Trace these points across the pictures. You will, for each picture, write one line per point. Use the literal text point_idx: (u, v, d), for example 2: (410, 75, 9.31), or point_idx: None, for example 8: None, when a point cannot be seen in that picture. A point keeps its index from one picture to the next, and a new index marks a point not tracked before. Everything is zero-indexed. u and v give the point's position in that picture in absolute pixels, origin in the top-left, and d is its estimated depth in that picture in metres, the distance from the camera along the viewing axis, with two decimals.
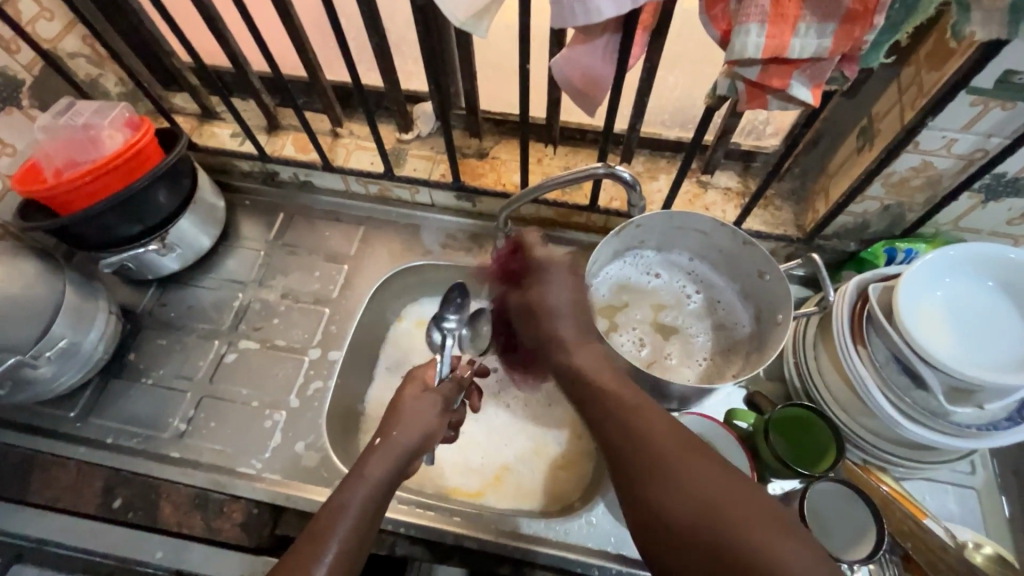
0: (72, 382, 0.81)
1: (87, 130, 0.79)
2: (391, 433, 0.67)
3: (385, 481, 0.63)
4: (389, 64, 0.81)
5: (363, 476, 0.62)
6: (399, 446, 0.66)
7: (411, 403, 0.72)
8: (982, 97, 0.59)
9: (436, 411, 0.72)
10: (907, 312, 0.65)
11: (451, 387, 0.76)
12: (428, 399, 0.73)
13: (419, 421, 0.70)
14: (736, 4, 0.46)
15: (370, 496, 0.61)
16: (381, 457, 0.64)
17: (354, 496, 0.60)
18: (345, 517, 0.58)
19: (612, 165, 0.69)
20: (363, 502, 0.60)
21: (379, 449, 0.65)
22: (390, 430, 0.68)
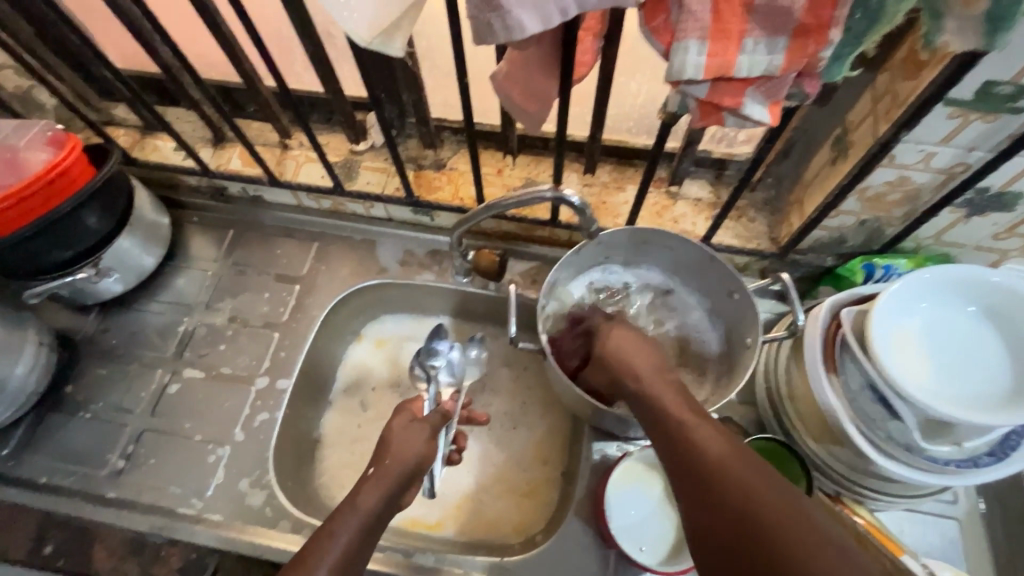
0: (3, 418, 0.76)
1: (4, 151, 0.74)
2: (384, 460, 0.61)
3: (379, 509, 0.57)
4: (330, 74, 0.76)
5: (355, 504, 0.57)
6: (394, 474, 0.60)
7: (401, 429, 0.65)
8: (961, 109, 0.54)
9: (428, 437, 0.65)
10: (881, 341, 0.60)
11: (438, 416, 0.68)
12: (417, 424, 0.66)
13: (413, 440, 0.64)
14: (675, 15, 0.40)
15: (365, 523, 0.56)
16: (373, 485, 0.59)
17: (347, 524, 0.55)
18: (337, 541, 0.53)
19: (560, 189, 0.64)
20: (354, 532, 0.55)
21: (374, 477, 0.59)
22: (383, 457, 0.62)
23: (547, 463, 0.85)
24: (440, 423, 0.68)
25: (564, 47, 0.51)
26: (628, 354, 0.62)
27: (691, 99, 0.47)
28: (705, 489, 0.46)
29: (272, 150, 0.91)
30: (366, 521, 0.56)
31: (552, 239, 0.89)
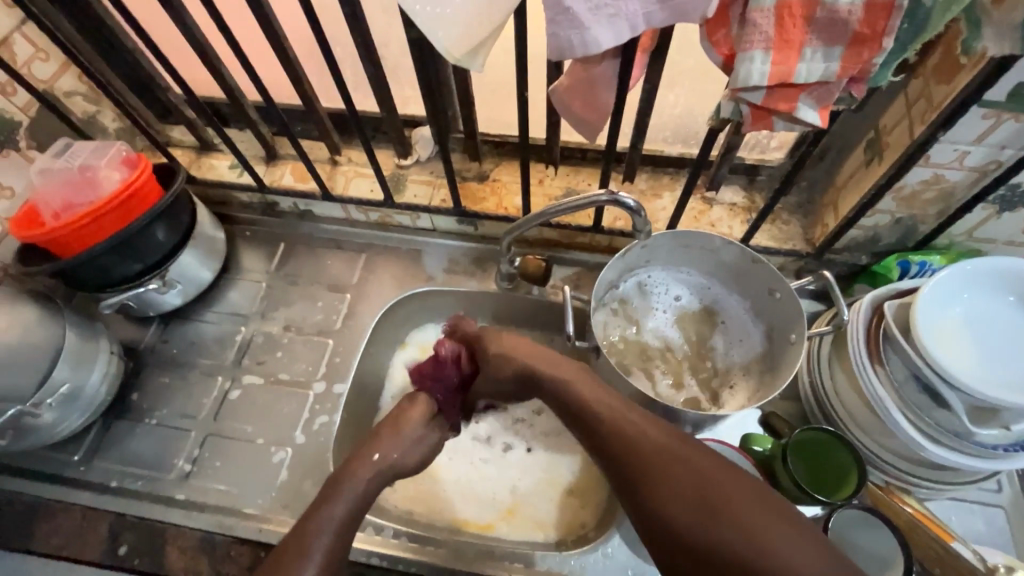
0: (75, 425, 0.80)
1: (84, 172, 0.79)
2: (384, 451, 0.66)
3: (370, 489, 0.62)
4: (386, 93, 0.80)
5: (348, 486, 0.61)
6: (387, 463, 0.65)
7: (411, 429, 0.69)
8: (994, 110, 0.58)
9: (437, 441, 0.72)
10: (926, 331, 0.63)
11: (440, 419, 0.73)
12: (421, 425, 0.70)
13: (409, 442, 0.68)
14: (738, 28, 0.45)
15: (353, 506, 0.60)
16: (368, 470, 0.63)
17: (337, 507, 0.59)
18: (330, 524, 0.57)
19: (615, 192, 0.68)
20: (348, 511, 0.59)
21: (369, 465, 0.64)
22: (382, 447, 0.66)
23: (593, 463, 0.88)
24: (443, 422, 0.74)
25: (624, 61, 0.55)
26: (519, 357, 0.69)
27: (746, 105, 0.51)
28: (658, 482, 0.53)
29: (323, 166, 0.96)
30: (354, 501, 0.60)
31: (592, 245, 0.92)
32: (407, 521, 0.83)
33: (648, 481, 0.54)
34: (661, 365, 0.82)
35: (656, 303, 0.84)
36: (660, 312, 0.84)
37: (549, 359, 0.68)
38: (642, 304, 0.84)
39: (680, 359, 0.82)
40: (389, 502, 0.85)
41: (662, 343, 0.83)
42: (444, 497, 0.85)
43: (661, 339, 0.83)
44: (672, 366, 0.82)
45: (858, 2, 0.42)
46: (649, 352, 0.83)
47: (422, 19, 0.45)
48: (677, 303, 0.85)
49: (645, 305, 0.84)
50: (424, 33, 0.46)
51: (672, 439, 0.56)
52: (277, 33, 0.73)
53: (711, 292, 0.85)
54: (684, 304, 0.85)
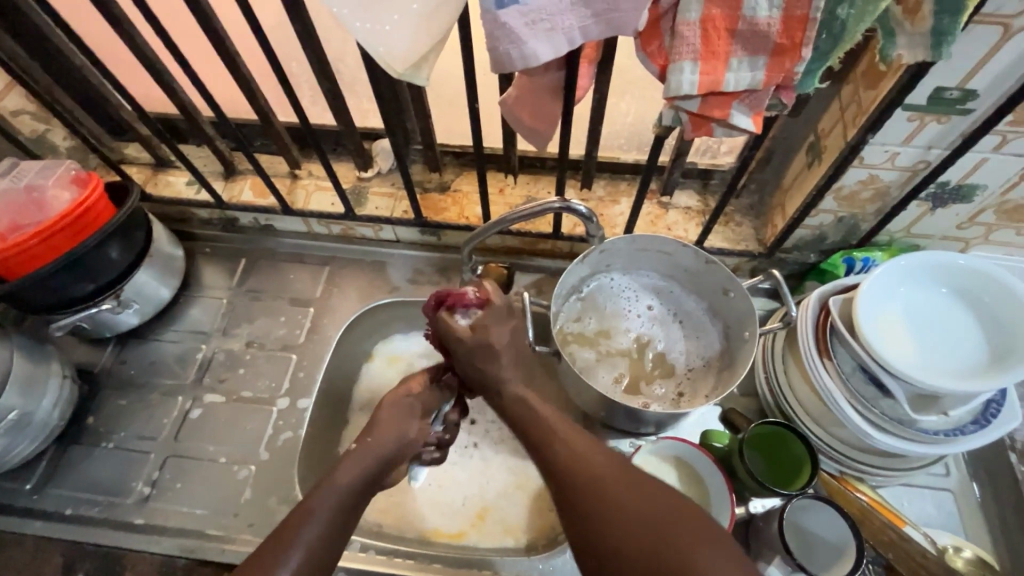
0: (27, 452, 0.78)
1: (30, 192, 0.77)
2: (369, 436, 0.66)
3: (358, 485, 0.60)
4: (342, 107, 0.80)
5: (333, 480, 0.60)
6: (375, 453, 0.64)
7: (391, 407, 0.69)
8: (917, 113, 0.61)
9: (415, 421, 0.69)
10: (868, 324, 0.66)
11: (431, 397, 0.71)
12: (408, 403, 0.69)
13: (401, 427, 0.67)
14: (669, 41, 0.47)
15: (341, 499, 0.58)
16: (355, 459, 0.62)
17: (328, 495, 0.58)
18: (313, 519, 0.55)
19: (568, 199, 0.70)
20: (334, 504, 0.57)
21: (353, 455, 0.63)
22: (369, 434, 0.66)
23: None
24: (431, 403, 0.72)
25: (568, 72, 0.57)
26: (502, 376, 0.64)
27: (683, 113, 0.53)
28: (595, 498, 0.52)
29: (282, 180, 0.95)
30: (342, 495, 0.58)
31: (554, 252, 0.94)
32: (377, 534, 0.83)
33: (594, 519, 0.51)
34: (626, 364, 0.83)
35: (617, 305, 0.86)
36: (633, 319, 0.86)
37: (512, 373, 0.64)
38: (613, 306, 0.86)
39: (642, 358, 0.84)
40: (358, 516, 0.84)
41: (624, 344, 0.84)
42: (413, 507, 0.85)
43: (631, 341, 0.85)
44: (638, 366, 0.83)
45: (776, 15, 0.44)
46: (614, 350, 0.84)
47: (361, 35, 0.45)
48: (650, 312, 0.86)
49: (614, 308, 0.86)
50: (365, 49, 0.47)
51: (620, 469, 0.54)
52: (228, 50, 0.73)
53: (683, 302, 0.86)
54: (657, 313, 0.86)
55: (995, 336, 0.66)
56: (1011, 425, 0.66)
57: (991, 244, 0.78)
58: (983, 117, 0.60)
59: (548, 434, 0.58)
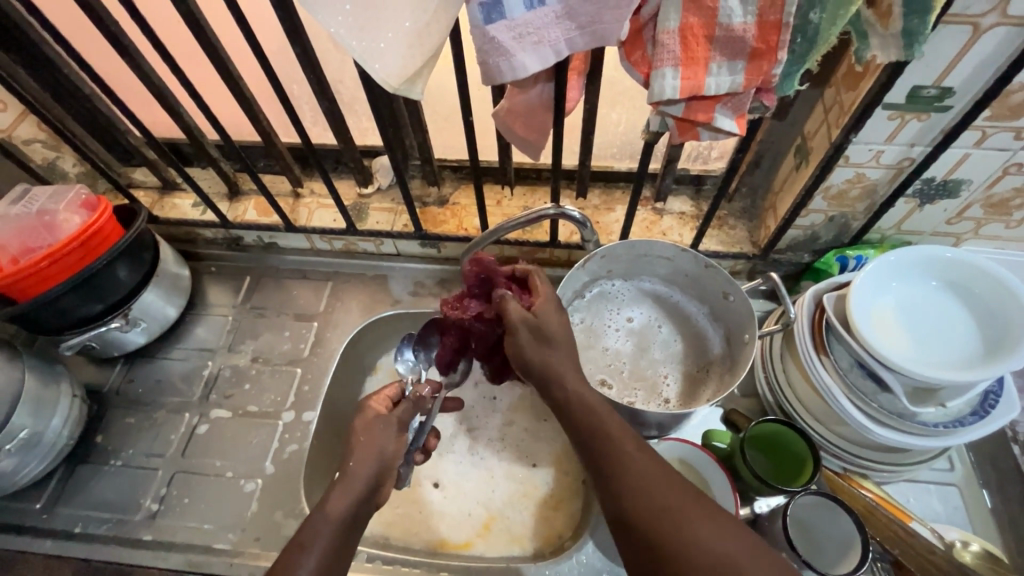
0: (37, 471, 0.79)
1: (42, 217, 0.79)
2: (349, 462, 0.61)
3: (349, 515, 0.58)
4: (342, 126, 0.83)
5: (327, 515, 0.57)
6: (362, 477, 0.60)
7: (365, 428, 0.64)
8: (898, 111, 0.63)
9: (394, 436, 0.65)
10: (862, 320, 0.67)
11: (408, 409, 0.68)
12: (382, 420, 0.65)
13: (380, 443, 0.63)
14: (652, 50, 0.49)
15: (332, 540, 0.56)
16: (340, 491, 0.59)
17: (317, 535, 0.55)
18: (309, 555, 0.54)
19: (562, 206, 0.71)
20: (330, 541, 0.55)
21: (341, 484, 0.59)
22: (349, 459, 0.62)
23: (567, 472, 0.89)
24: (408, 414, 0.68)
25: (557, 84, 0.59)
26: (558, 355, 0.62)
27: (669, 118, 0.55)
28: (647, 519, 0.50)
29: (285, 199, 0.98)
30: (335, 532, 0.56)
31: (552, 260, 0.95)
32: (383, 546, 0.83)
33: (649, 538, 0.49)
34: (608, 372, 0.83)
35: (614, 310, 0.88)
36: (611, 331, 0.87)
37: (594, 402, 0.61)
38: (604, 314, 0.87)
39: (639, 362, 0.85)
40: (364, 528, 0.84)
41: (621, 348, 0.86)
42: (419, 518, 0.86)
43: (609, 350, 0.85)
44: (618, 374, 0.83)
45: (750, 21, 0.47)
46: (611, 352, 0.85)
47: (357, 53, 0.47)
48: (629, 324, 0.87)
49: (599, 317, 0.87)
50: (361, 66, 0.48)
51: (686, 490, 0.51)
52: (232, 76, 0.76)
53: (664, 312, 0.88)
54: (636, 325, 0.87)
55: (988, 327, 0.67)
56: (1010, 415, 0.66)
57: (981, 239, 0.80)
58: (961, 113, 0.61)
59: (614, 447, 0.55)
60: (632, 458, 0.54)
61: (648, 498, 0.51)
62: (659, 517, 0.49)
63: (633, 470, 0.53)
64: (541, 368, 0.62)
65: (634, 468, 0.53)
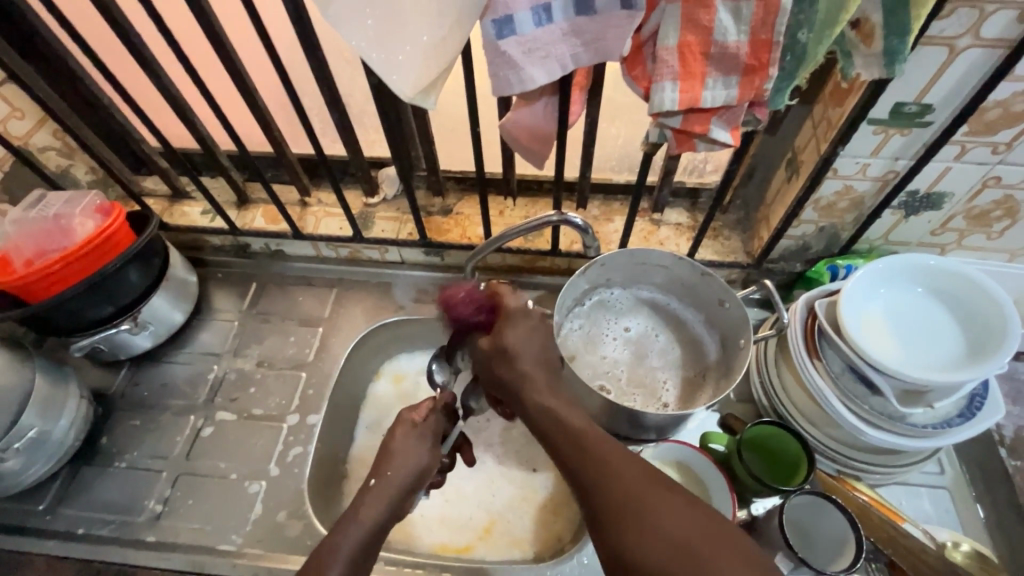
0: (41, 473, 0.79)
1: (58, 220, 0.81)
2: (386, 471, 0.63)
3: (380, 524, 0.60)
4: (352, 137, 0.86)
5: (358, 521, 0.59)
6: (395, 485, 0.63)
7: (401, 437, 0.67)
8: (881, 126, 0.66)
9: (430, 447, 0.67)
10: (851, 325, 0.70)
11: (436, 422, 0.69)
12: (417, 434, 0.67)
13: (416, 455, 0.65)
14: (652, 66, 0.53)
15: (361, 546, 0.57)
16: (375, 498, 0.61)
17: (344, 543, 0.57)
18: (335, 561, 0.55)
19: (564, 212, 0.74)
20: (356, 547, 0.57)
21: (375, 490, 0.62)
22: (386, 467, 0.64)
23: (567, 477, 0.90)
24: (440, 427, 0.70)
25: (561, 97, 0.63)
26: (524, 370, 0.59)
27: (668, 129, 0.58)
28: (610, 507, 0.49)
29: (293, 208, 1.00)
30: (364, 540, 0.58)
31: (552, 269, 0.98)
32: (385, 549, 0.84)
33: (615, 526, 0.48)
34: (606, 379, 0.85)
35: (613, 318, 0.90)
36: (608, 340, 0.89)
37: (603, 447, 0.53)
38: (603, 321, 0.90)
39: (635, 368, 0.87)
40: None
41: (617, 355, 0.88)
42: (421, 522, 0.87)
43: (604, 357, 0.87)
44: (616, 381, 0.85)
45: (743, 39, 0.50)
46: (608, 358, 0.87)
47: (377, 65, 0.50)
48: (626, 333, 0.90)
49: (599, 325, 0.89)
50: (380, 78, 0.52)
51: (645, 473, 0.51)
52: (248, 88, 0.79)
53: (661, 320, 0.91)
54: (633, 334, 0.89)
55: (972, 332, 0.70)
56: (996, 415, 0.69)
57: (965, 250, 0.83)
58: (941, 128, 0.65)
59: (575, 435, 0.55)
60: (603, 463, 0.52)
61: (611, 484, 0.50)
62: (620, 503, 0.49)
63: (595, 459, 0.52)
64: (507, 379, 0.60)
65: (589, 454, 0.53)
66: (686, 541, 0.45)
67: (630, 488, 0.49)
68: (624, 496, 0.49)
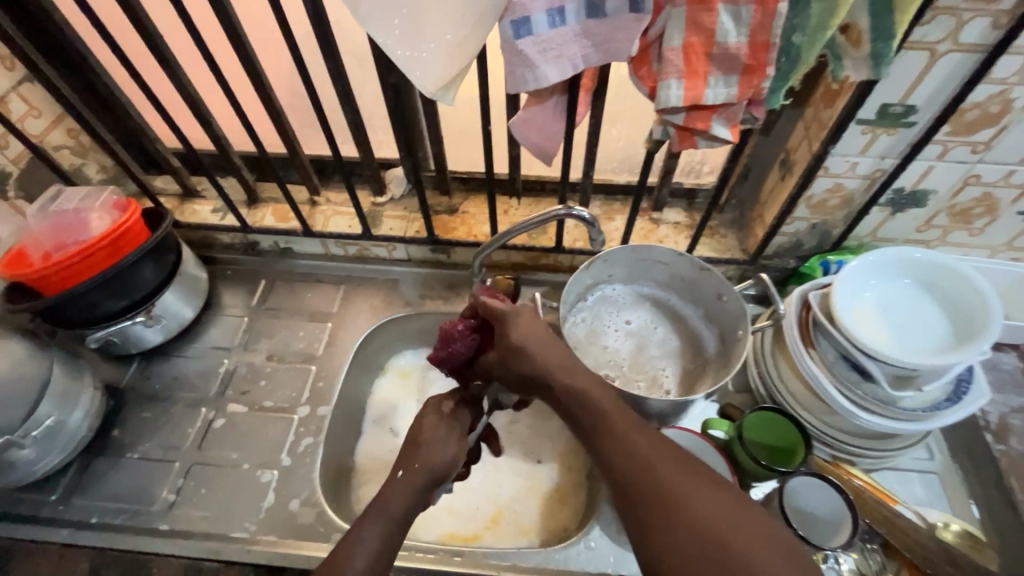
0: (54, 463, 0.80)
1: (77, 215, 0.83)
2: (413, 464, 0.63)
3: (405, 516, 0.60)
4: (364, 137, 0.89)
5: (384, 513, 0.59)
6: (420, 479, 0.63)
7: (431, 430, 0.68)
8: (869, 126, 0.71)
9: (456, 442, 0.68)
10: (844, 314, 0.73)
11: (462, 415, 0.72)
12: (444, 427, 0.68)
13: (441, 448, 0.66)
14: (657, 66, 0.57)
15: (386, 538, 0.57)
16: (400, 490, 0.61)
17: (372, 532, 0.57)
18: (363, 550, 0.55)
19: (571, 206, 0.77)
20: (384, 538, 0.57)
21: (402, 483, 0.62)
22: (413, 460, 0.64)
23: (571, 467, 0.92)
24: (465, 420, 0.72)
25: (570, 97, 0.66)
26: (539, 360, 0.61)
27: (671, 126, 0.62)
28: (645, 499, 0.51)
29: (302, 206, 1.03)
30: (391, 531, 0.58)
31: (556, 266, 1.01)
32: None
33: (650, 517, 0.50)
34: (610, 368, 0.88)
35: (615, 311, 0.94)
36: (610, 331, 0.92)
37: (640, 439, 0.55)
38: (606, 315, 0.93)
39: (638, 359, 0.90)
40: None
41: (620, 346, 0.91)
42: (431, 512, 0.88)
43: (608, 349, 0.90)
44: (619, 370, 0.88)
45: (743, 40, 0.54)
46: (611, 349, 0.90)
47: (402, 61, 0.53)
48: (627, 326, 0.93)
49: (601, 318, 0.93)
50: (404, 73, 0.55)
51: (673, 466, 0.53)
52: (265, 88, 0.82)
53: (661, 314, 0.94)
54: (634, 327, 0.93)
55: (958, 321, 0.73)
56: (981, 400, 0.73)
57: (949, 246, 0.88)
58: (924, 128, 0.70)
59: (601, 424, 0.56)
60: (640, 454, 0.54)
61: (647, 476, 0.52)
62: (657, 492, 0.51)
63: (629, 451, 0.54)
64: (526, 372, 0.62)
65: (622, 446, 0.55)
66: (725, 536, 0.47)
67: (669, 482, 0.51)
68: (661, 486, 0.51)
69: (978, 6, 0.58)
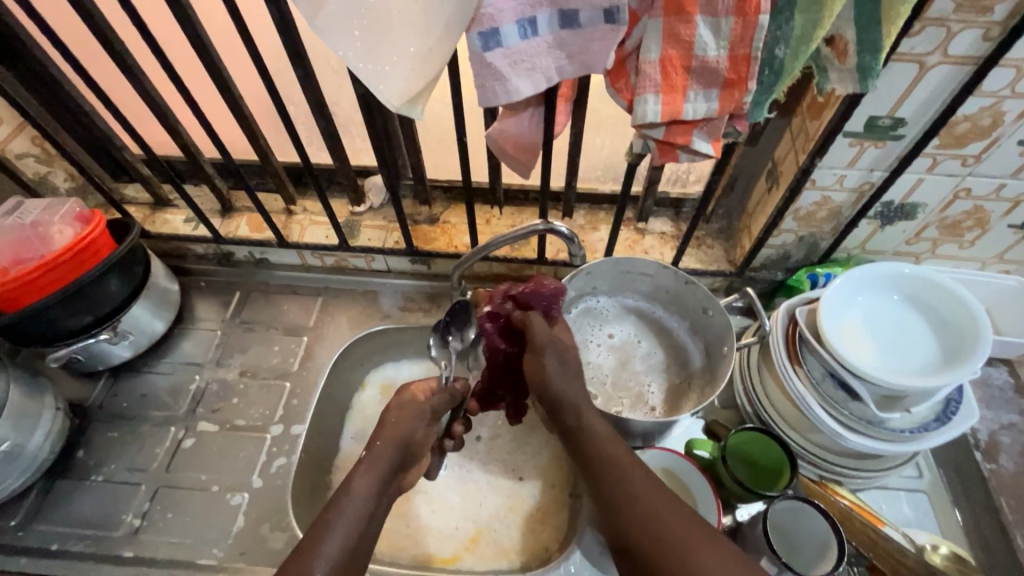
0: (14, 487, 0.77)
1: (36, 229, 0.80)
2: (377, 441, 0.62)
3: (374, 494, 0.58)
4: (338, 145, 0.86)
5: (351, 493, 0.57)
6: (388, 458, 0.61)
7: (398, 411, 0.66)
8: (857, 139, 0.68)
9: (424, 423, 0.66)
10: (832, 333, 0.71)
11: (441, 399, 0.69)
12: (416, 409, 0.66)
13: (409, 427, 0.64)
14: (635, 79, 0.54)
15: (358, 520, 0.56)
16: (366, 470, 0.59)
17: (343, 513, 0.55)
18: (333, 532, 0.54)
19: (550, 221, 0.75)
20: (355, 517, 0.55)
21: (365, 464, 0.60)
22: (376, 438, 0.63)
23: (554, 485, 0.90)
24: (442, 406, 0.69)
25: (547, 109, 0.63)
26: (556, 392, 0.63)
27: (651, 140, 0.59)
28: (647, 542, 0.51)
29: (278, 216, 0.99)
30: (362, 511, 0.56)
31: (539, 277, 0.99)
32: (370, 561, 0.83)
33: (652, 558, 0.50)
34: (591, 385, 0.86)
35: (598, 324, 0.91)
36: (592, 346, 0.89)
37: (641, 480, 0.55)
38: (588, 329, 0.90)
39: (621, 374, 0.88)
40: None
41: (602, 361, 0.89)
42: (410, 533, 0.86)
43: (590, 364, 0.88)
44: (603, 388, 0.86)
45: (723, 53, 0.51)
46: (593, 365, 0.88)
47: (366, 74, 0.51)
48: (610, 340, 0.90)
49: (583, 333, 0.90)
50: (368, 87, 0.52)
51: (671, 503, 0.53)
52: (233, 96, 0.79)
53: (645, 327, 0.91)
54: (617, 341, 0.90)
55: (948, 339, 0.72)
56: (970, 421, 0.71)
57: (939, 258, 0.86)
58: (913, 141, 0.68)
59: (604, 461, 0.58)
60: (637, 494, 0.54)
61: (645, 518, 0.52)
62: (654, 531, 0.51)
63: (630, 490, 0.54)
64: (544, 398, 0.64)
65: (621, 487, 0.55)
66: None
67: (670, 521, 0.51)
68: (659, 526, 0.51)
69: (969, 17, 0.55)
